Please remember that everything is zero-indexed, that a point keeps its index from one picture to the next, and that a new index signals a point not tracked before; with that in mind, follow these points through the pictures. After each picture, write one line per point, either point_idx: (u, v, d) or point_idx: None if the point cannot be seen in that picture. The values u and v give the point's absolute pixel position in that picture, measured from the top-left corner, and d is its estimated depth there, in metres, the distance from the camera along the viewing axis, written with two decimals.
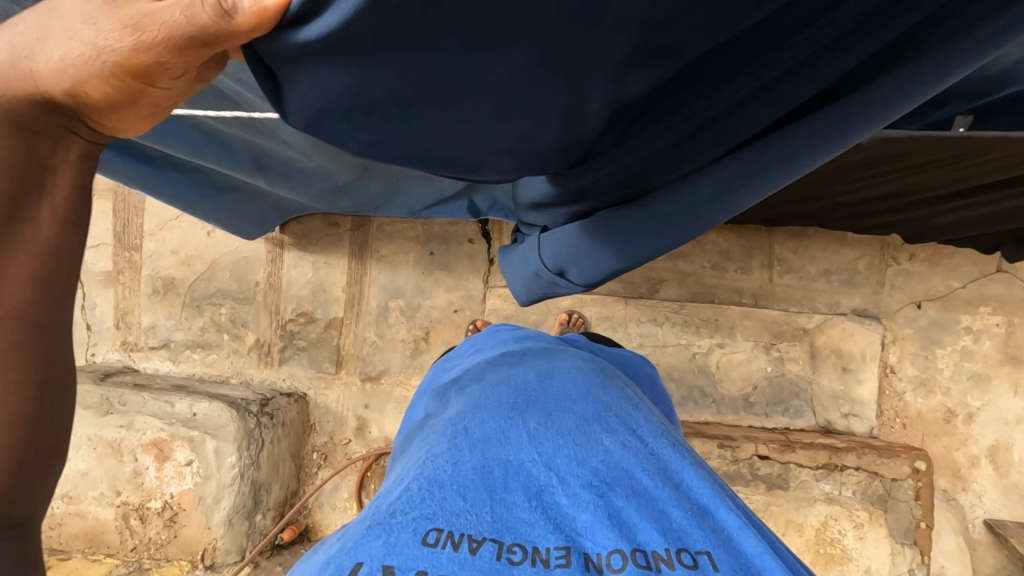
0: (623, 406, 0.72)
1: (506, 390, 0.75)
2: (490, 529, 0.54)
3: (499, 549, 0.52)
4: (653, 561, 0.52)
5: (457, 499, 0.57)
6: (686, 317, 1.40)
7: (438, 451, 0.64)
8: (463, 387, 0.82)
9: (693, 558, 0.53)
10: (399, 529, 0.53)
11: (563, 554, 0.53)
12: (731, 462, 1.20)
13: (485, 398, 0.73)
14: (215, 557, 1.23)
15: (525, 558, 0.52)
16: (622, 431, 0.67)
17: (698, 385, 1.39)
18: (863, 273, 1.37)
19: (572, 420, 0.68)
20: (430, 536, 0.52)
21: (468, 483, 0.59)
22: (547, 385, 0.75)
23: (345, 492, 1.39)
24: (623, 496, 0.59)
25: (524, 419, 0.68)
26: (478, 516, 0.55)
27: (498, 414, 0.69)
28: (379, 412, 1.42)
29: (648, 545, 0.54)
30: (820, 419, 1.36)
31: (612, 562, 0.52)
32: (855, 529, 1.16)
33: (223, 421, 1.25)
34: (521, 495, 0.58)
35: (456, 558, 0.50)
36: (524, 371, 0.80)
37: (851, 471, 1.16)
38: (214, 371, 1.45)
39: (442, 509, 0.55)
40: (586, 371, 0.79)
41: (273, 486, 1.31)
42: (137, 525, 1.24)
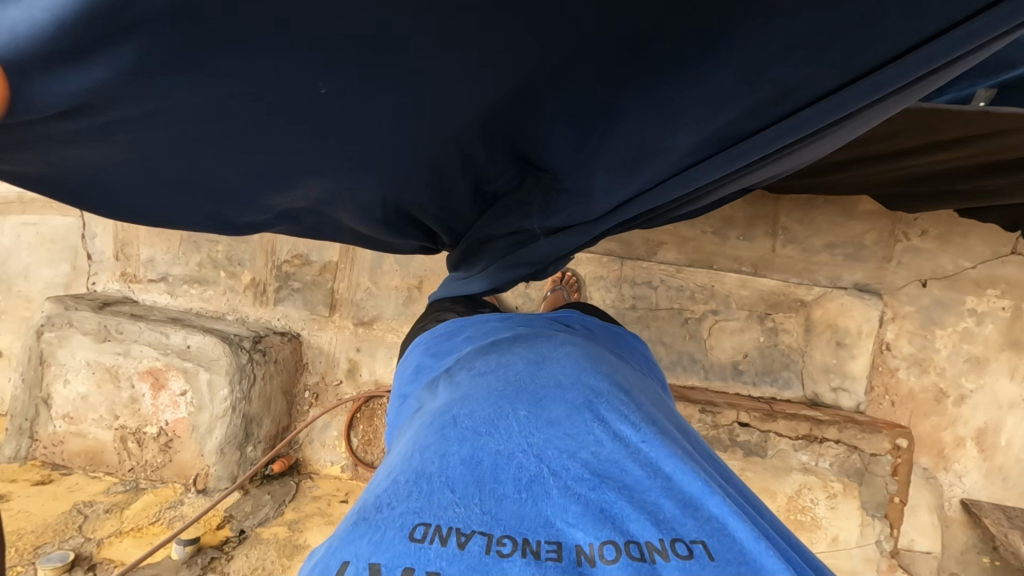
0: (614, 393, 0.72)
1: (496, 378, 0.75)
2: (479, 522, 0.55)
3: (488, 542, 0.53)
4: (648, 552, 0.52)
5: (446, 493, 0.58)
6: (682, 282, 1.38)
7: (428, 444, 0.65)
8: (457, 371, 0.83)
9: (687, 548, 0.53)
10: (387, 526, 0.55)
11: (555, 547, 0.53)
12: (711, 427, 1.21)
13: (476, 389, 0.74)
14: (206, 482, 1.27)
15: (516, 549, 0.52)
16: (614, 419, 0.67)
17: (687, 351, 1.38)
18: (869, 248, 1.33)
19: (562, 409, 0.69)
20: (417, 532, 0.54)
21: (458, 476, 0.60)
22: (537, 373, 0.75)
23: (334, 431, 1.43)
24: (613, 489, 0.59)
25: (515, 407, 0.68)
26: (465, 510, 0.56)
27: (487, 404, 0.69)
28: (370, 357, 1.44)
29: (640, 537, 0.54)
30: (808, 391, 1.35)
31: (606, 553, 0.52)
32: (827, 499, 1.17)
33: (216, 355, 1.28)
34: (512, 487, 0.59)
35: (444, 554, 0.51)
36: (516, 358, 0.80)
37: (830, 444, 1.17)
38: (210, 307, 1.47)
39: (430, 503, 0.57)
40: (577, 357, 0.80)
41: (264, 421, 1.35)
42: (134, 448, 1.30)
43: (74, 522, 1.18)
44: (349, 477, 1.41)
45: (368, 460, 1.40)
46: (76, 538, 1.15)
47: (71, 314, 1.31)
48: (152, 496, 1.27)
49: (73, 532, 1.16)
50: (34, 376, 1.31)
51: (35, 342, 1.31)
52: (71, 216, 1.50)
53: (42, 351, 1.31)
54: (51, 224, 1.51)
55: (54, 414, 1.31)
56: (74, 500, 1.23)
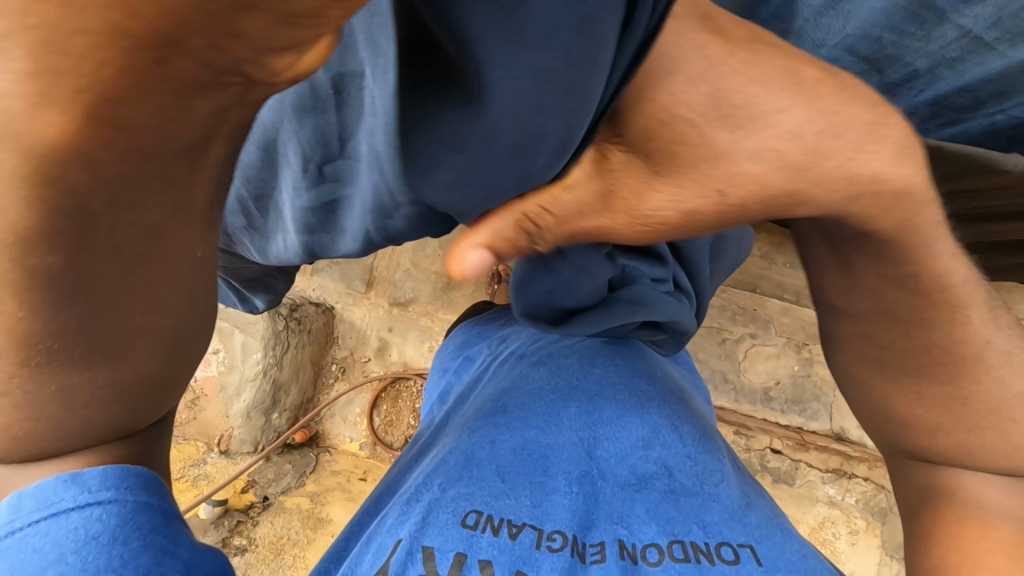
0: (665, 400, 0.65)
1: (549, 365, 0.68)
2: (530, 515, 0.52)
3: (539, 535, 0.50)
4: (694, 553, 0.49)
5: (497, 481, 0.54)
6: (724, 301, 1.34)
7: (479, 430, 0.60)
8: (509, 343, 0.76)
9: (734, 552, 0.49)
10: (440, 509, 0.52)
11: (599, 546, 0.50)
12: (744, 450, 1.31)
13: (529, 371, 0.67)
14: (229, 444, 1.28)
15: (565, 547, 0.49)
16: (667, 429, 0.60)
17: (720, 371, 1.34)
18: None
19: (612, 411, 0.62)
20: (470, 519, 0.50)
21: (510, 467, 0.55)
22: (590, 368, 0.67)
23: (357, 408, 1.40)
24: (658, 494, 0.54)
25: (567, 400, 0.63)
26: (519, 501, 0.52)
27: (538, 395, 0.63)
28: (401, 337, 1.40)
29: (685, 536, 0.50)
30: (834, 425, 1.27)
31: (649, 554, 0.49)
32: (849, 535, 1.21)
33: (253, 318, 1.28)
34: (562, 480, 0.55)
35: (498, 543, 0.49)
36: (570, 340, 0.72)
37: (858, 480, 1.25)
38: None
39: (480, 489, 0.53)
40: (632, 349, 0.72)
41: (291, 389, 1.33)
42: None
43: None
44: (365, 456, 1.38)
45: (387, 441, 1.38)
46: None
47: None
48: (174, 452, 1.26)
49: None
50: None
51: None
52: None
53: None
54: None
55: None
56: None
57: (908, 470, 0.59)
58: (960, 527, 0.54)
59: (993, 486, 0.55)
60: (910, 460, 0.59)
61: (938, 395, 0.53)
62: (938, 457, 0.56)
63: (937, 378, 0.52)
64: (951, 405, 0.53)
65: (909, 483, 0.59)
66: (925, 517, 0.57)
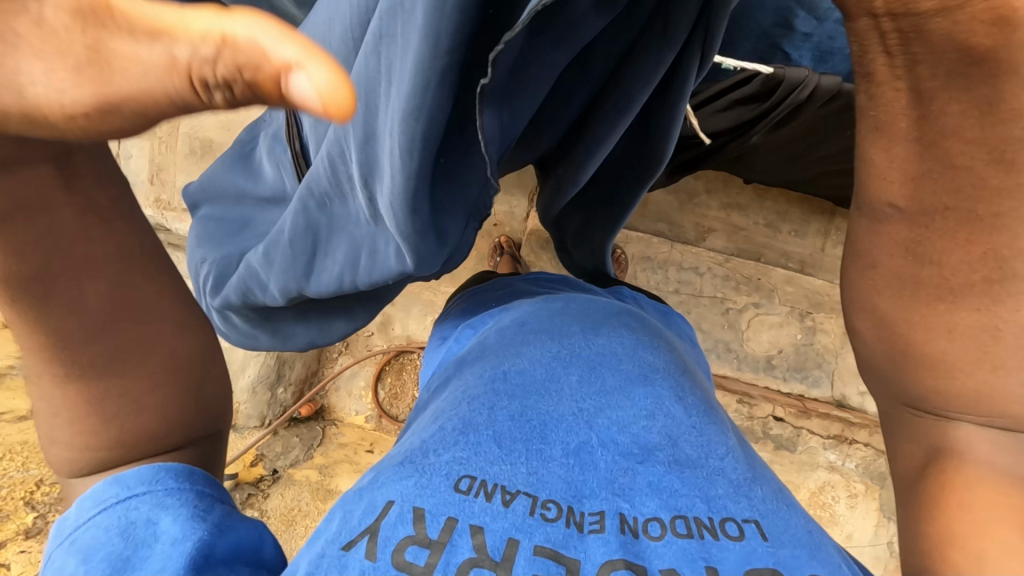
0: (671, 369, 0.55)
1: (550, 330, 0.58)
2: (526, 480, 0.43)
3: (534, 502, 0.41)
4: (696, 528, 0.40)
5: (491, 445, 0.45)
6: (728, 271, 1.33)
7: (468, 394, 0.51)
8: (505, 313, 0.66)
9: (738, 529, 0.41)
10: (429, 470, 0.43)
11: (598, 516, 0.41)
12: (747, 418, 1.32)
13: (525, 337, 0.57)
14: (236, 419, 1.30)
15: (562, 516, 0.41)
16: (676, 398, 0.51)
17: (723, 341, 1.34)
18: None
19: (616, 378, 0.52)
20: (463, 482, 0.42)
21: (502, 430, 0.46)
22: (591, 336, 0.57)
23: (362, 381, 1.41)
24: (663, 465, 0.44)
25: (571, 363, 0.53)
26: (513, 467, 0.43)
27: (539, 356, 0.54)
28: (404, 311, 1.40)
29: (688, 509, 0.41)
30: (836, 393, 1.29)
31: (649, 528, 0.40)
32: (848, 498, 1.25)
33: None
34: (560, 449, 0.45)
35: (490, 510, 0.40)
36: (572, 309, 0.62)
37: (858, 446, 1.27)
38: None
39: (476, 454, 0.44)
40: (636, 321, 0.62)
41: (295, 363, 1.33)
42: None
43: None
44: (371, 428, 1.40)
45: (392, 413, 1.40)
46: None
47: None
48: None
49: None
50: None
51: None
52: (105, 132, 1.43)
53: None
54: None
55: None
56: None
57: (912, 430, 0.52)
58: (966, 489, 0.47)
59: (1001, 453, 0.47)
60: (911, 415, 0.52)
61: (954, 334, 0.47)
62: (944, 407, 0.49)
63: (946, 310, 0.47)
64: (979, 348, 0.46)
65: (914, 446, 0.52)
66: (930, 482, 0.49)
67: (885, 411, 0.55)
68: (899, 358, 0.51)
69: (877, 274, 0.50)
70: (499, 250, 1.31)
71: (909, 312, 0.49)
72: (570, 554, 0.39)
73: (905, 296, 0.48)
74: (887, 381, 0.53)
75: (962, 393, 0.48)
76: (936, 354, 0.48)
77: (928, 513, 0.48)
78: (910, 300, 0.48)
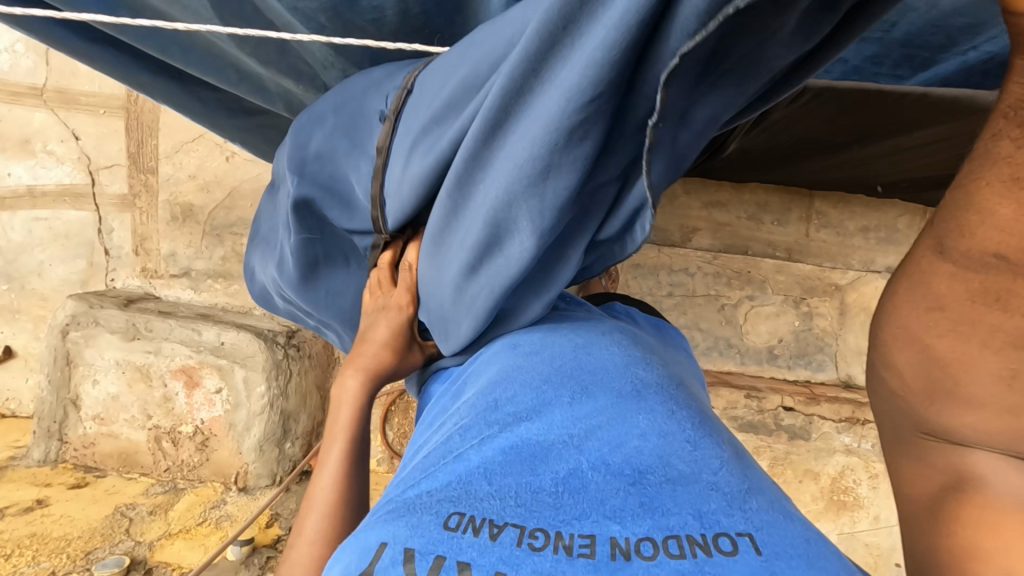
0: (664, 385, 0.52)
1: (538, 353, 0.56)
2: (515, 508, 0.40)
3: (522, 533, 0.38)
4: (688, 548, 0.36)
5: (480, 479, 0.42)
6: (718, 268, 1.34)
7: (460, 428, 0.48)
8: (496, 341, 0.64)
9: (732, 544, 0.37)
10: (421, 508, 0.41)
11: (588, 538, 0.37)
12: (757, 412, 1.30)
13: (516, 363, 0.55)
14: (247, 480, 1.27)
15: (550, 545, 0.37)
16: (670, 413, 0.48)
17: (724, 337, 1.35)
18: (902, 231, 1.27)
19: (607, 395, 0.49)
20: (452, 517, 0.39)
21: (492, 461, 0.43)
22: (582, 354, 0.55)
23: (370, 424, 1.40)
24: (657, 483, 0.41)
25: (561, 386, 0.51)
26: (502, 499, 0.40)
27: (528, 381, 0.52)
28: None
29: (681, 527, 0.38)
30: (841, 374, 1.32)
31: (641, 549, 0.37)
32: (869, 479, 1.26)
33: (251, 351, 1.25)
34: (549, 476, 0.42)
35: (477, 544, 0.37)
36: (564, 331, 0.59)
37: (871, 426, 1.26)
38: (236, 302, 1.42)
39: (467, 489, 0.41)
40: (627, 342, 0.59)
41: (301, 416, 1.32)
42: (169, 447, 1.28)
43: (121, 526, 1.18)
44: (385, 471, 1.41)
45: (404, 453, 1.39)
46: (126, 542, 1.16)
47: (96, 313, 1.27)
48: (193, 496, 1.25)
49: (122, 535, 1.17)
50: (60, 376, 1.27)
51: (60, 340, 1.27)
52: (86, 210, 1.44)
53: (69, 351, 1.27)
54: (66, 218, 1.45)
55: (83, 415, 1.28)
56: (116, 502, 1.23)
57: (926, 455, 0.53)
58: (982, 512, 0.48)
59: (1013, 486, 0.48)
60: (923, 440, 0.53)
61: (990, 365, 0.46)
62: (966, 438, 0.50)
63: (998, 345, 0.45)
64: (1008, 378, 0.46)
65: (932, 473, 0.53)
66: (947, 509, 0.50)
67: (892, 433, 0.56)
68: (922, 383, 0.51)
69: (913, 301, 0.49)
70: None
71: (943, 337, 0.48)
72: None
73: (945, 329, 0.47)
74: (904, 405, 0.54)
75: (980, 422, 0.49)
76: (956, 383, 0.48)
77: (947, 530, 0.49)
78: (944, 330, 0.47)
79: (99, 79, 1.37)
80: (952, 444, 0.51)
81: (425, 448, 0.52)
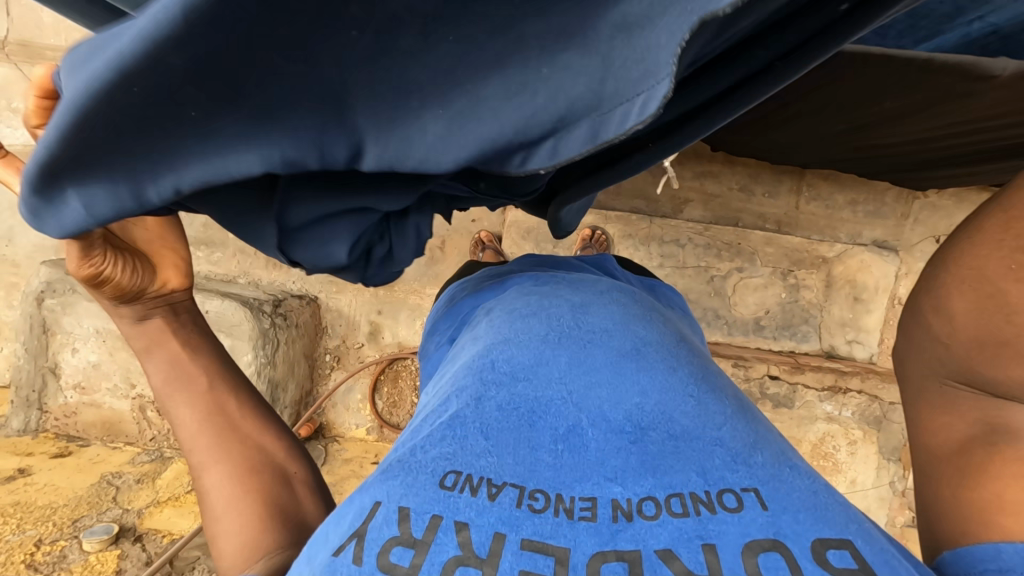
0: (666, 343, 0.52)
1: (535, 314, 0.55)
2: (515, 469, 0.39)
3: (521, 494, 0.38)
4: (691, 506, 0.37)
5: (477, 438, 0.42)
6: (708, 240, 1.34)
7: (455, 389, 0.47)
8: (490, 303, 0.63)
9: (737, 500, 0.37)
10: (418, 470, 0.40)
11: (589, 501, 0.38)
12: (743, 381, 1.32)
13: (513, 323, 0.54)
14: None
15: (551, 505, 0.37)
16: (670, 369, 0.48)
17: (712, 308, 1.36)
18: (889, 205, 1.28)
19: (606, 354, 0.49)
20: (449, 479, 0.39)
21: (489, 419, 0.43)
22: (582, 314, 0.54)
23: (358, 394, 1.40)
24: (658, 441, 0.41)
25: (558, 347, 0.50)
26: (500, 459, 0.40)
27: (524, 342, 0.51)
28: (392, 319, 1.38)
29: (684, 485, 0.38)
30: (824, 344, 1.35)
31: (643, 508, 0.37)
32: (848, 445, 1.31)
33: (237, 320, 1.22)
34: (548, 436, 0.42)
35: (476, 505, 0.37)
36: (563, 292, 0.58)
37: (852, 394, 1.30)
38: (219, 270, 1.39)
39: (463, 448, 0.41)
40: (625, 299, 0.58)
41: (289, 385, 1.31)
42: (154, 416, 1.26)
43: (108, 494, 1.17)
44: (374, 440, 1.41)
45: (393, 422, 1.40)
46: (114, 510, 1.14)
47: (73, 280, 1.23)
48: (180, 465, 1.25)
49: (109, 503, 1.15)
50: (37, 345, 1.23)
51: (35, 308, 1.22)
52: None
53: (44, 318, 1.22)
54: None
55: (63, 384, 1.26)
56: (101, 471, 1.21)
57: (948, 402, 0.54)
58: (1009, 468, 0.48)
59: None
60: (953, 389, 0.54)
61: None
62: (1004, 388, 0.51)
63: None
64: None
65: (955, 423, 0.53)
66: (975, 461, 0.50)
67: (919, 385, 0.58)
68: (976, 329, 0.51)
69: (994, 235, 0.50)
70: (479, 245, 1.28)
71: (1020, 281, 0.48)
72: (558, 543, 0.35)
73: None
74: (939, 354, 0.55)
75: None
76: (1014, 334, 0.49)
77: (970, 483, 0.49)
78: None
79: (66, 32, 1.29)
80: (984, 396, 0.52)
81: (422, 409, 0.51)
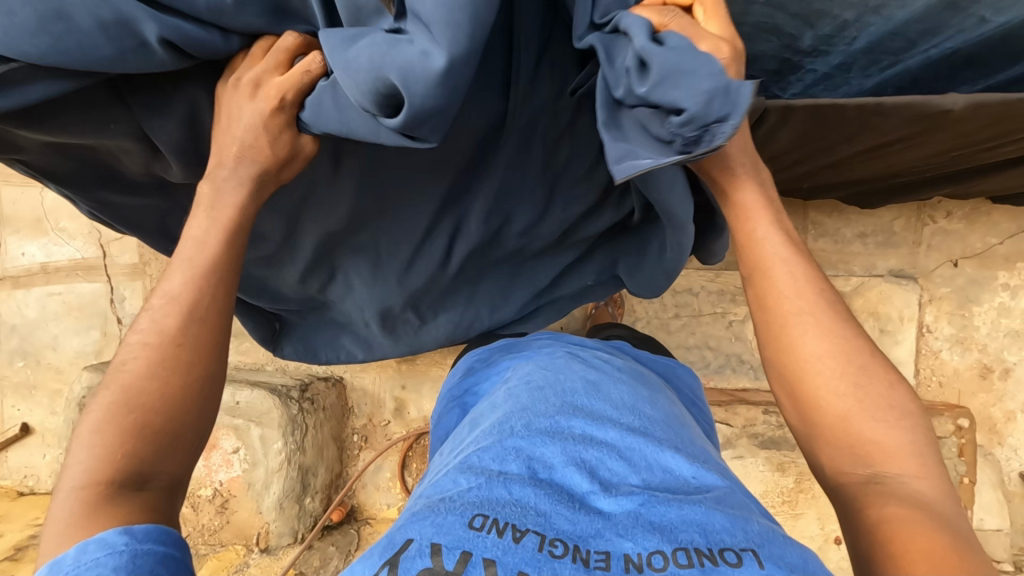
0: (672, 422, 0.53)
1: (551, 385, 0.56)
2: (535, 519, 0.40)
3: (542, 540, 0.38)
4: (696, 558, 0.37)
5: (501, 488, 0.42)
6: (721, 286, 1.35)
7: (478, 446, 0.49)
8: (510, 373, 0.64)
9: (738, 556, 0.37)
10: (445, 509, 0.41)
11: (603, 554, 0.38)
12: (776, 427, 1.28)
13: (531, 391, 0.56)
14: (268, 540, 1.27)
15: (569, 553, 0.38)
16: (675, 444, 0.49)
17: (734, 354, 1.35)
18: (899, 233, 1.28)
19: (617, 423, 0.50)
20: (476, 519, 0.39)
21: (511, 474, 0.44)
22: (592, 388, 0.56)
23: (388, 472, 1.40)
24: (665, 501, 0.42)
25: (573, 414, 0.51)
26: (523, 507, 0.41)
27: (541, 408, 0.52)
28: (416, 392, 1.39)
29: (689, 541, 0.38)
30: None
31: (652, 560, 0.37)
32: None
33: (266, 408, 1.26)
34: (565, 491, 0.43)
35: (501, 545, 0.37)
36: (577, 367, 0.60)
37: None
38: (246, 358, 1.43)
39: (489, 495, 0.42)
40: (631, 378, 0.60)
41: (319, 470, 1.33)
42: (189, 513, 1.27)
43: None
44: None
45: None
46: None
47: None
48: (216, 561, 1.27)
49: None
50: None
51: (78, 413, 1.27)
52: (98, 281, 1.47)
53: None
54: (78, 291, 1.48)
55: None
56: None
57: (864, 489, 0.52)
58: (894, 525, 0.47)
59: (920, 485, 0.49)
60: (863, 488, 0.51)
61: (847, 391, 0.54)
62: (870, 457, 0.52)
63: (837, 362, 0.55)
64: (853, 380, 0.54)
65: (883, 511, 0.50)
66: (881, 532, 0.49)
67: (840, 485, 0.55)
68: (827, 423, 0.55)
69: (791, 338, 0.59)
70: None
71: (810, 337, 0.56)
72: None
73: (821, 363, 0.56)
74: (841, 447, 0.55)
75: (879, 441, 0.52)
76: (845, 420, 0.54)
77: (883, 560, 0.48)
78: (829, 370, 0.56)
79: None
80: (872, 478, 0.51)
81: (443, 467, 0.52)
